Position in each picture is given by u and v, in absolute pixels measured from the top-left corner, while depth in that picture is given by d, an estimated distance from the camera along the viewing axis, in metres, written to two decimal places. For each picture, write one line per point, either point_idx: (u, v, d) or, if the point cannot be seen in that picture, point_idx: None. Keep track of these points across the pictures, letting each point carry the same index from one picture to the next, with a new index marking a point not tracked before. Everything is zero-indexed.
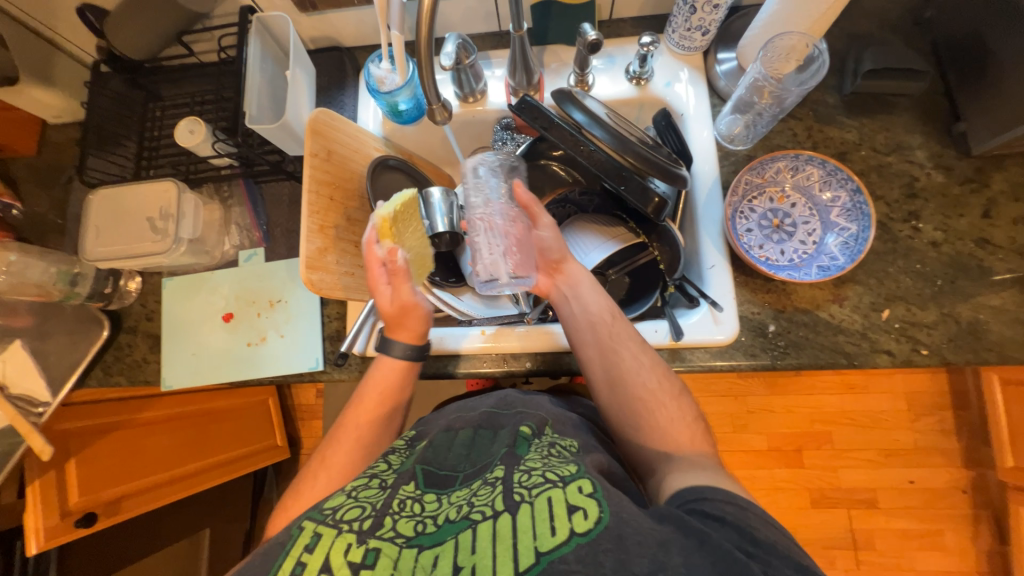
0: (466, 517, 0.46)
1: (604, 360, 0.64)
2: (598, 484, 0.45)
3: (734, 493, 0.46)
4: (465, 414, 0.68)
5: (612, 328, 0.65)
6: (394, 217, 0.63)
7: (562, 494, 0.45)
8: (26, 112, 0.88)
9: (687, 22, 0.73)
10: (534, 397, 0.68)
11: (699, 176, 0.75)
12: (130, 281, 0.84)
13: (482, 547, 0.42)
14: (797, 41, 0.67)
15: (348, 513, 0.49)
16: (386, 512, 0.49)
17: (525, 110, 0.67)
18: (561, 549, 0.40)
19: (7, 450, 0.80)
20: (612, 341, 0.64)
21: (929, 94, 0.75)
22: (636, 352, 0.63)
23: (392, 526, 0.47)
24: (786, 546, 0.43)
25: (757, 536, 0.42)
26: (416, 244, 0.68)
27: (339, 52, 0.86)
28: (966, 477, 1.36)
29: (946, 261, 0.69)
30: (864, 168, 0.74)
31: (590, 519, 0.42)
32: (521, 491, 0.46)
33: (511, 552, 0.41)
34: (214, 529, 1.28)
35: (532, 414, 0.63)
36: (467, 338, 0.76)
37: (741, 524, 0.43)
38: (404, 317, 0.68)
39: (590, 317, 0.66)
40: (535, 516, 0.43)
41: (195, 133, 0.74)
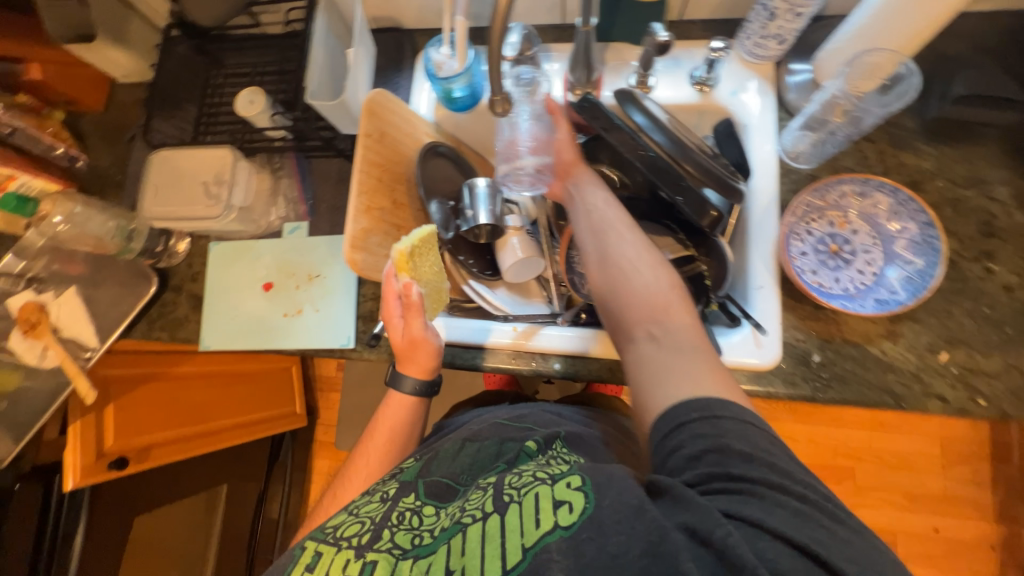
0: (458, 522, 0.48)
1: (604, 254, 0.63)
2: (587, 477, 0.46)
3: (708, 408, 0.45)
4: (481, 422, 0.70)
5: (608, 216, 0.66)
6: (412, 251, 0.65)
7: (550, 492, 0.46)
8: (97, 68, 0.92)
9: (763, 29, 0.70)
10: (551, 417, 0.68)
11: (756, 192, 0.72)
12: (179, 241, 0.87)
13: (472, 549, 0.44)
14: (885, 59, 0.63)
15: (347, 530, 0.51)
16: (384, 525, 0.51)
17: (586, 109, 0.66)
18: (545, 539, 0.42)
19: (56, 388, 0.85)
20: (606, 227, 0.65)
21: (1020, 127, 0.69)
22: (629, 237, 0.63)
23: (389, 538, 0.49)
24: (768, 469, 0.42)
25: (731, 473, 0.42)
26: (432, 277, 0.69)
27: (399, 34, 0.86)
28: (996, 534, 1.28)
29: (1018, 308, 0.65)
30: (938, 200, 0.69)
31: (574, 513, 0.43)
32: (510, 492, 0.48)
33: (500, 550, 0.43)
34: (231, 486, 1.33)
35: (543, 431, 0.63)
36: (493, 333, 0.75)
37: (714, 465, 0.42)
38: (414, 352, 0.67)
39: (590, 209, 0.68)
40: (522, 515, 0.45)
41: (254, 103, 0.75)
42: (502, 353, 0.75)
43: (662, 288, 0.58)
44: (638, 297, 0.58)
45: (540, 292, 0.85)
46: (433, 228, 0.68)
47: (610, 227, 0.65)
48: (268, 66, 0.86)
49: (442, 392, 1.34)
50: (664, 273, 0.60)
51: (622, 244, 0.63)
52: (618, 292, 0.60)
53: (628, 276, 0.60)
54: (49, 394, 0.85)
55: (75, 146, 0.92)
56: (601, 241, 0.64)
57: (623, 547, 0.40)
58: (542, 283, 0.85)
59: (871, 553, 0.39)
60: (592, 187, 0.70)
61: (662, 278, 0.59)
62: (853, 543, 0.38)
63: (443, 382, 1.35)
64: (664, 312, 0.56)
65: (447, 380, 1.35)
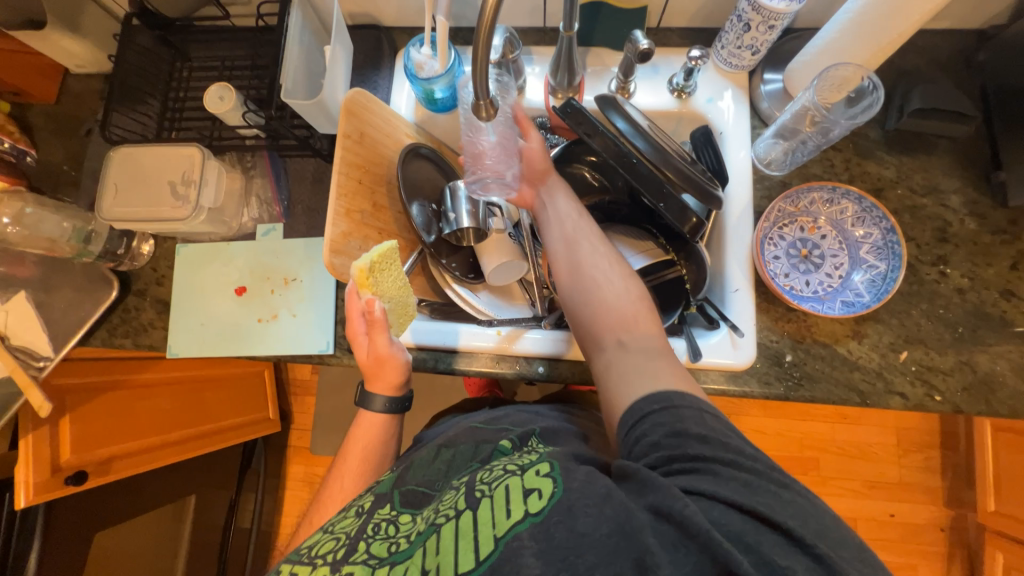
0: (432, 523, 0.47)
1: (576, 265, 0.64)
2: (555, 466, 0.48)
3: (667, 399, 0.49)
4: (457, 428, 0.70)
5: (577, 227, 0.67)
6: (372, 267, 0.62)
7: (519, 482, 0.46)
8: (47, 57, 0.86)
9: (738, 40, 0.71)
10: (525, 415, 0.68)
11: (732, 198, 0.74)
12: (143, 243, 0.83)
13: (447, 545, 0.44)
14: (852, 73, 0.67)
15: (322, 548, 0.50)
16: (359, 537, 0.50)
17: (570, 114, 0.66)
18: (516, 528, 0.42)
19: (4, 400, 0.79)
20: (576, 237, 0.66)
21: (971, 139, 0.74)
22: (597, 247, 0.65)
23: (365, 549, 0.49)
24: (719, 446, 0.45)
25: (689, 453, 0.45)
26: (397, 293, 0.66)
27: (377, 30, 0.84)
28: (945, 516, 1.37)
29: (969, 309, 0.69)
30: (898, 208, 0.73)
31: (544, 498, 0.44)
32: (481, 488, 0.48)
33: (473, 542, 0.43)
34: (200, 497, 1.28)
35: (518, 428, 0.63)
36: (463, 334, 0.75)
37: (674, 447, 0.45)
38: (381, 369, 0.66)
39: (560, 219, 0.68)
40: (493, 506, 0.45)
41: (224, 100, 0.72)
42: (487, 357, 0.75)
43: (632, 301, 0.60)
44: (608, 308, 0.59)
45: (523, 295, 0.87)
46: (394, 242, 0.64)
47: (581, 236, 0.66)
48: (238, 61, 0.83)
49: (422, 394, 1.33)
50: (634, 286, 0.62)
51: (594, 255, 0.64)
52: (589, 303, 0.61)
53: (599, 288, 0.61)
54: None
55: (24, 140, 0.86)
56: (572, 251, 0.65)
57: (590, 527, 0.41)
58: (524, 286, 0.87)
59: (817, 511, 0.42)
60: (563, 197, 0.70)
61: (631, 290, 0.61)
62: (800, 505, 0.41)
63: (422, 385, 1.33)
64: (633, 323, 0.58)
65: (427, 382, 1.33)
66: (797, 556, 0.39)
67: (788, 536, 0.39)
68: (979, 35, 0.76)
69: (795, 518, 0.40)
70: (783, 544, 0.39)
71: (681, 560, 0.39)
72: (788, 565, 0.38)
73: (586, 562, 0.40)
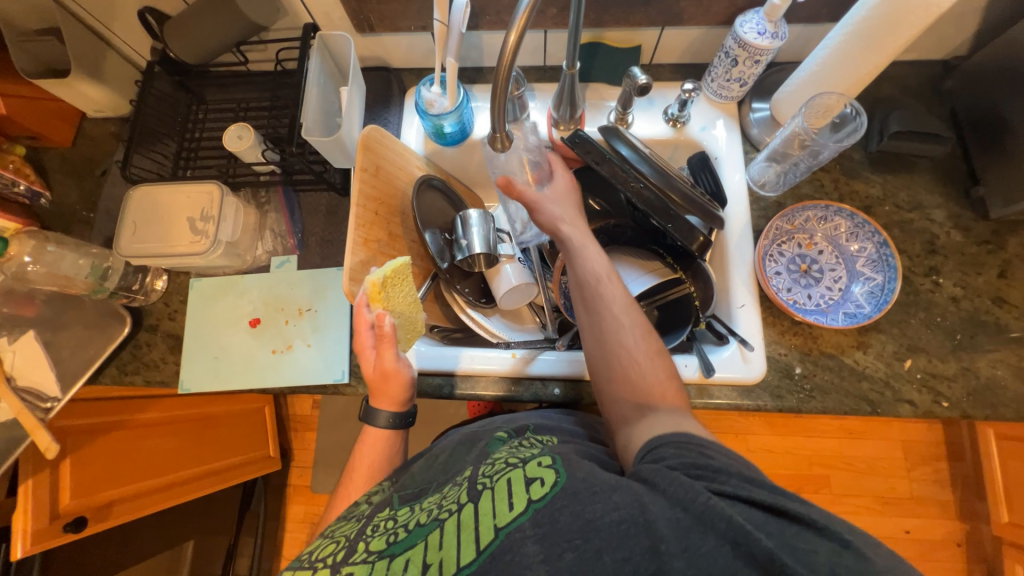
0: (434, 518, 0.47)
1: (600, 331, 0.61)
2: (557, 457, 0.49)
3: (694, 437, 0.49)
4: (454, 435, 0.70)
5: (599, 289, 0.63)
6: (385, 281, 0.63)
7: (521, 473, 0.48)
8: (68, 104, 0.89)
9: (727, 74, 0.77)
10: (518, 416, 0.69)
11: (730, 218, 0.78)
12: (156, 278, 0.84)
13: (449, 540, 0.44)
14: (835, 101, 0.72)
15: (323, 551, 0.49)
16: (359, 538, 0.49)
17: (578, 144, 0.69)
18: (519, 518, 0.43)
19: (9, 443, 0.76)
20: (598, 300, 0.62)
21: (949, 158, 0.79)
22: (618, 310, 0.61)
23: (365, 548, 0.48)
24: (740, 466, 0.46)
25: (714, 464, 0.45)
26: (406, 309, 0.67)
27: (387, 72, 0.89)
28: (960, 530, 1.36)
29: (965, 316, 0.72)
30: (888, 223, 0.77)
31: (545, 485, 0.45)
32: (484, 481, 0.49)
33: (473, 533, 0.44)
34: (199, 542, 1.22)
35: (513, 426, 0.65)
36: (464, 357, 0.76)
37: (697, 458, 0.46)
38: (385, 385, 0.64)
39: (581, 280, 0.64)
40: (495, 497, 0.46)
41: (244, 138, 0.76)
42: (499, 380, 0.76)
43: (656, 372, 0.58)
44: (630, 379, 0.58)
45: (532, 318, 0.89)
46: (407, 260, 0.67)
47: (602, 300, 0.62)
48: (254, 103, 0.87)
49: (428, 424, 1.31)
50: (660, 359, 0.59)
51: (615, 321, 0.61)
52: (611, 370, 0.60)
53: (621, 358, 0.59)
54: None
55: (39, 182, 0.88)
56: (591, 316, 0.62)
57: (598, 513, 0.42)
58: (533, 310, 0.89)
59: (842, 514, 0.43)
60: (587, 251, 0.66)
61: (654, 360, 0.59)
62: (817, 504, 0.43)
63: (428, 415, 1.32)
64: (656, 394, 0.57)
65: (433, 411, 1.32)
66: (821, 541, 0.40)
67: (805, 522, 0.41)
68: (944, 65, 0.83)
69: (818, 514, 0.41)
70: (805, 532, 0.40)
71: (695, 544, 0.39)
72: (812, 549, 0.39)
73: (595, 547, 0.40)
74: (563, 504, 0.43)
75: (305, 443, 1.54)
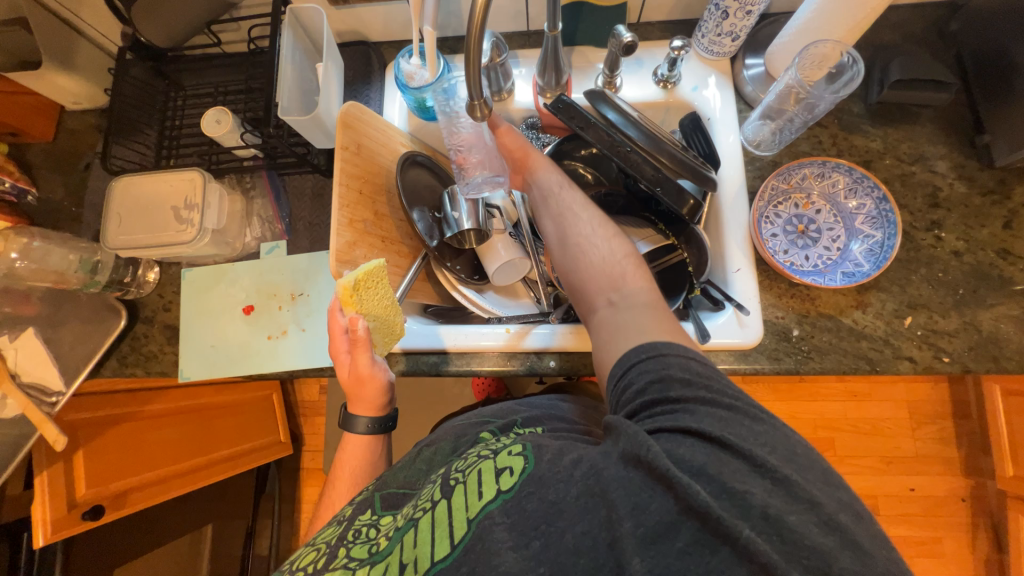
0: (410, 519, 0.48)
1: (565, 235, 0.65)
2: (527, 444, 0.48)
3: (655, 349, 0.48)
4: (443, 429, 0.67)
5: (560, 198, 0.68)
6: (357, 285, 0.61)
7: (492, 464, 0.47)
8: (44, 97, 0.87)
9: (717, 28, 0.73)
10: (505, 404, 0.67)
11: (725, 181, 0.76)
12: (148, 271, 0.83)
13: (423, 537, 0.45)
14: (830, 49, 0.68)
15: (305, 560, 0.51)
16: (339, 545, 0.50)
17: (561, 110, 0.68)
18: (488, 508, 0.43)
19: (18, 439, 0.78)
20: (560, 208, 0.67)
21: (953, 106, 0.76)
22: (577, 212, 0.66)
23: (345, 555, 0.49)
24: (708, 394, 0.44)
25: (671, 396, 0.44)
26: (382, 312, 0.65)
27: (365, 46, 0.86)
28: (965, 485, 1.37)
29: (968, 270, 0.70)
30: (888, 177, 0.75)
31: (514, 474, 0.45)
32: (456, 476, 0.49)
33: (448, 529, 0.44)
34: (217, 526, 1.26)
35: (499, 420, 0.63)
36: (448, 336, 0.75)
37: (656, 392, 0.45)
38: (363, 391, 0.66)
39: (545, 193, 0.69)
40: (467, 491, 0.46)
41: (222, 123, 0.74)
42: (496, 355, 0.75)
43: (616, 259, 0.61)
44: (595, 269, 0.61)
45: (527, 293, 0.89)
46: (380, 262, 0.64)
47: (566, 208, 0.67)
48: (231, 86, 0.85)
49: (434, 403, 1.33)
50: (619, 245, 0.63)
51: (578, 222, 0.65)
52: (579, 269, 0.62)
53: (583, 253, 0.62)
54: (10, 448, 0.77)
55: (24, 178, 0.87)
56: (557, 222, 0.66)
57: (561, 493, 0.42)
58: (527, 284, 0.89)
59: (786, 439, 0.42)
60: (545, 172, 0.71)
61: (616, 247, 0.62)
62: (770, 441, 0.41)
63: (434, 394, 1.33)
64: (621, 280, 0.59)
65: (438, 390, 1.33)
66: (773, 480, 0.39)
67: (747, 461, 0.39)
68: (950, 7, 0.79)
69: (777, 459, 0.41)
70: (744, 470, 0.39)
71: (644, 502, 0.39)
72: (748, 489, 0.38)
73: (558, 529, 0.41)
74: (529, 491, 0.43)
75: (315, 427, 1.56)
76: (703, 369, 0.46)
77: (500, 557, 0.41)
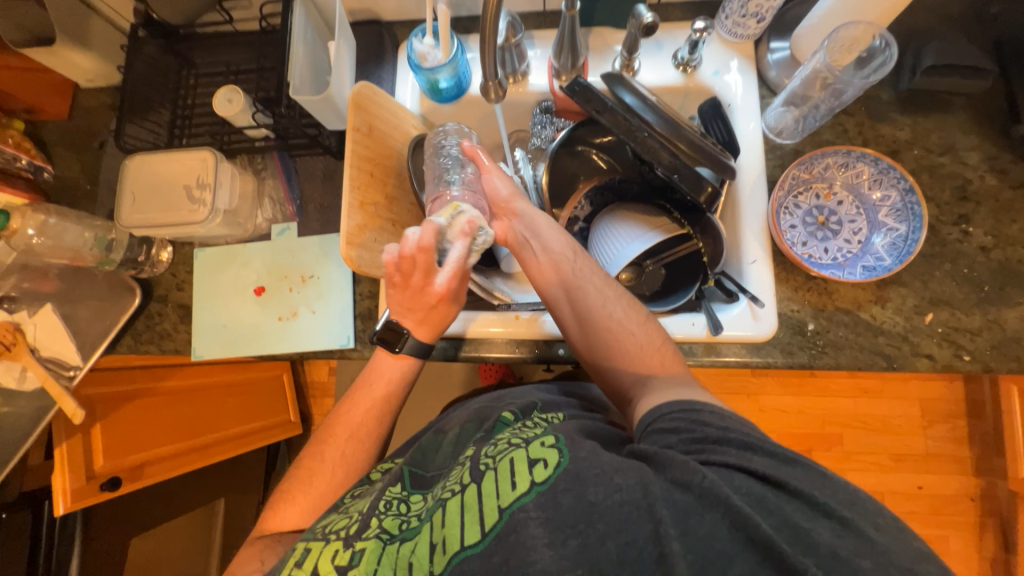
0: (439, 499, 0.48)
1: (586, 313, 0.63)
2: (560, 437, 0.48)
3: (688, 403, 0.50)
4: (458, 413, 0.68)
5: (574, 266, 0.65)
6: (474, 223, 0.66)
7: (524, 453, 0.47)
8: (58, 75, 0.87)
9: (742, 9, 0.71)
10: (526, 388, 0.67)
11: (744, 169, 0.74)
12: (162, 250, 0.84)
13: (453, 520, 0.44)
14: (861, 32, 0.66)
15: (336, 525, 0.52)
16: (372, 513, 0.51)
17: (578, 93, 0.64)
18: (522, 500, 0.43)
19: (38, 414, 0.80)
20: (577, 278, 0.64)
21: (987, 94, 0.73)
22: (599, 286, 0.64)
23: (377, 526, 0.49)
24: (749, 434, 0.46)
25: (712, 435, 0.46)
26: None
27: (378, 26, 0.85)
28: (975, 485, 1.35)
29: (995, 267, 0.68)
30: (916, 168, 0.72)
31: (549, 468, 0.44)
32: (487, 461, 0.48)
33: (478, 515, 0.43)
34: (230, 500, 1.29)
35: (519, 401, 0.63)
36: (460, 321, 0.75)
37: (698, 431, 0.46)
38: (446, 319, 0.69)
39: (554, 255, 0.66)
40: (497, 479, 0.45)
41: (233, 102, 0.74)
42: (505, 342, 0.75)
43: (646, 339, 0.61)
44: (626, 350, 0.61)
45: None
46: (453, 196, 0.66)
47: (581, 280, 0.64)
48: (242, 65, 0.84)
49: (441, 389, 1.34)
50: (642, 322, 0.62)
51: (601, 300, 0.63)
52: (609, 351, 0.62)
53: (612, 333, 0.61)
54: (30, 419, 0.80)
55: (40, 156, 0.87)
56: (574, 295, 0.64)
57: (601, 496, 0.41)
58: None
59: (845, 488, 0.43)
60: (545, 227, 0.68)
61: (651, 334, 0.62)
62: (827, 486, 0.43)
63: (441, 379, 1.34)
64: (653, 362, 0.60)
65: (446, 376, 1.34)
66: (822, 521, 0.40)
67: (805, 500, 0.41)
68: None
69: (822, 494, 0.42)
70: (805, 509, 0.41)
71: (694, 526, 0.40)
72: (812, 528, 0.40)
73: (598, 532, 0.40)
74: (566, 487, 0.42)
75: (324, 408, 1.58)
76: (736, 421, 0.48)
77: (536, 553, 0.40)
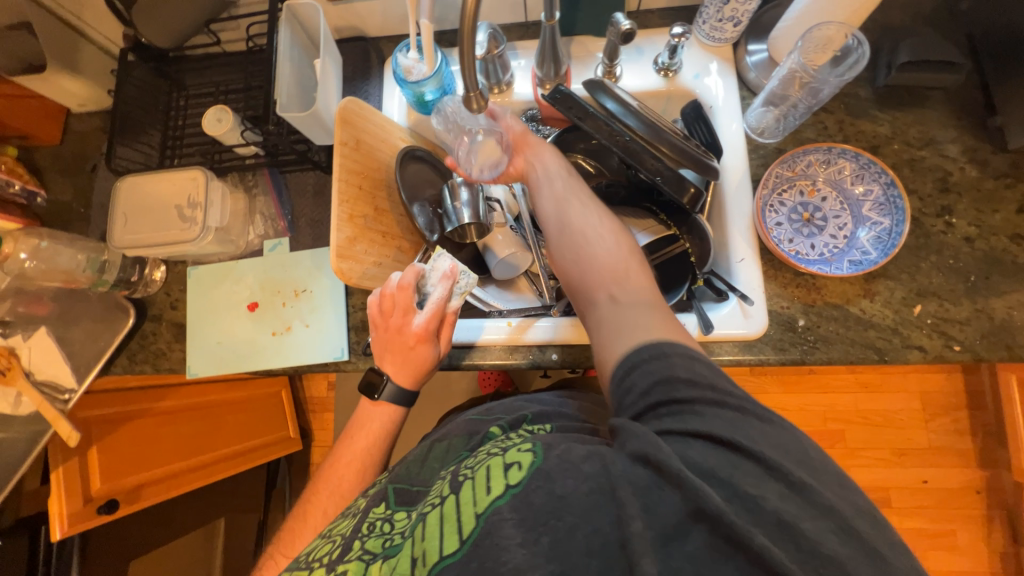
0: (420, 514, 0.47)
1: (566, 223, 0.64)
2: (538, 441, 0.46)
3: (657, 349, 0.47)
4: (450, 427, 0.68)
5: (566, 183, 0.67)
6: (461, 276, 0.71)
7: (500, 460, 0.46)
8: (52, 101, 0.88)
9: (718, 13, 0.72)
10: (517, 402, 0.67)
11: (728, 170, 0.75)
12: (155, 269, 0.84)
13: (431, 532, 0.43)
14: (834, 31, 0.67)
15: (320, 551, 0.53)
16: (354, 536, 0.51)
17: (559, 100, 0.67)
18: (497, 503, 0.41)
19: (31, 438, 0.79)
20: (566, 194, 0.66)
21: (963, 88, 0.74)
22: (587, 205, 0.65)
23: (359, 548, 0.49)
24: (709, 386, 0.44)
25: (675, 398, 0.44)
26: None
27: (364, 42, 0.86)
28: (981, 477, 1.34)
29: (980, 257, 0.69)
30: (897, 162, 0.73)
31: (523, 469, 0.43)
32: (466, 472, 0.47)
33: (457, 525, 0.42)
34: (229, 520, 1.28)
35: (509, 415, 0.63)
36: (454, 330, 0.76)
37: (660, 394, 0.45)
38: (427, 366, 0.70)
39: (545, 173, 0.68)
40: (474, 486, 0.44)
41: (223, 121, 0.74)
42: (499, 349, 0.75)
43: (621, 255, 0.60)
44: (599, 262, 0.60)
45: (530, 287, 0.87)
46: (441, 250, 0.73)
47: (572, 195, 0.66)
48: (231, 85, 0.85)
49: (440, 399, 1.34)
50: (622, 240, 0.62)
51: (585, 213, 0.64)
52: (582, 262, 0.61)
53: (589, 248, 0.61)
54: (25, 444, 0.80)
55: (34, 181, 0.88)
56: (560, 209, 0.65)
57: (570, 488, 0.40)
58: (530, 278, 0.86)
59: (799, 444, 0.43)
60: (551, 157, 0.70)
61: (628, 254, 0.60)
62: (810, 466, 0.42)
63: (440, 389, 1.34)
64: (624, 277, 0.58)
65: (445, 386, 1.34)
66: (807, 509, 0.38)
67: (759, 464, 0.40)
68: None
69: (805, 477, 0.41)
70: (757, 473, 0.40)
71: (654, 504, 0.38)
72: (761, 495, 0.39)
73: (566, 524, 0.39)
74: (537, 485, 0.41)
75: (324, 423, 1.58)
76: (704, 366, 0.46)
77: (509, 553, 0.39)
